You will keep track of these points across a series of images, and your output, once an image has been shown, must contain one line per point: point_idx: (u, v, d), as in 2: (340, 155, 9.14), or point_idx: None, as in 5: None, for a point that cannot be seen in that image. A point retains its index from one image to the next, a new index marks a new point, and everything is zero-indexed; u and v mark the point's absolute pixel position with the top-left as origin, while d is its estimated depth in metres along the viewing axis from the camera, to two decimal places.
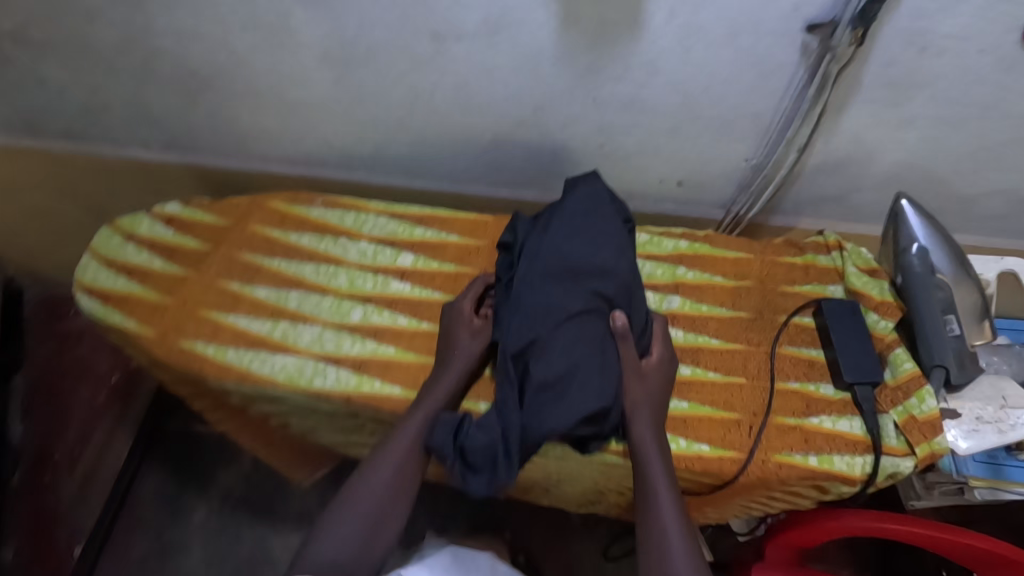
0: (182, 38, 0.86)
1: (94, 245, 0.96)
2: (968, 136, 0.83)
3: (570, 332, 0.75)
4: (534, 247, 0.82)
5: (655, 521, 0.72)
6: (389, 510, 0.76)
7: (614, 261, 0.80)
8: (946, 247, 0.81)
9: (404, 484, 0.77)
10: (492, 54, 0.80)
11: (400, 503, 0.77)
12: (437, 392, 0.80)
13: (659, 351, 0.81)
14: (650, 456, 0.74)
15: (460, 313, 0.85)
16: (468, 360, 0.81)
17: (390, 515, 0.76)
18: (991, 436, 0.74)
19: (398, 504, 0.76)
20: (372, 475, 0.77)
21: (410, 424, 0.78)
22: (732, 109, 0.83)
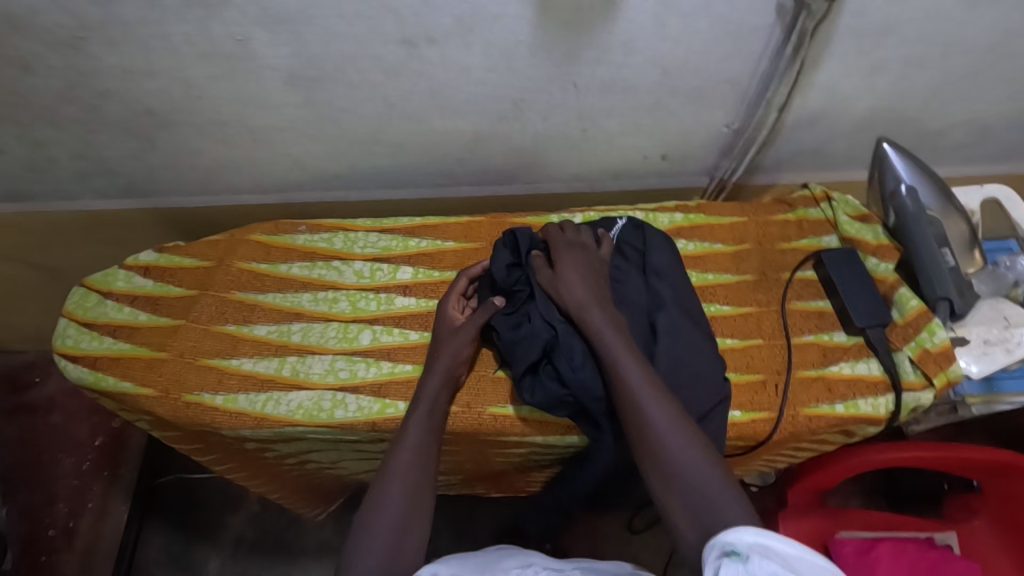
0: (132, 76, 0.81)
1: (68, 309, 0.90)
2: (934, 74, 0.86)
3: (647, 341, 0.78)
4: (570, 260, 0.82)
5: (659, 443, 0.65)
6: (415, 501, 0.68)
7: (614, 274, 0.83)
8: (931, 183, 0.86)
9: (421, 474, 0.70)
10: (467, 53, 0.78)
11: (424, 495, 0.69)
12: (436, 380, 0.77)
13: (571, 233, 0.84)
14: (615, 346, 0.72)
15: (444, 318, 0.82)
16: (461, 348, 0.79)
17: (417, 507, 0.68)
18: (1000, 357, 0.82)
19: (422, 497, 0.68)
20: (389, 477, 0.69)
21: (416, 413, 0.74)
22: (710, 79, 0.84)
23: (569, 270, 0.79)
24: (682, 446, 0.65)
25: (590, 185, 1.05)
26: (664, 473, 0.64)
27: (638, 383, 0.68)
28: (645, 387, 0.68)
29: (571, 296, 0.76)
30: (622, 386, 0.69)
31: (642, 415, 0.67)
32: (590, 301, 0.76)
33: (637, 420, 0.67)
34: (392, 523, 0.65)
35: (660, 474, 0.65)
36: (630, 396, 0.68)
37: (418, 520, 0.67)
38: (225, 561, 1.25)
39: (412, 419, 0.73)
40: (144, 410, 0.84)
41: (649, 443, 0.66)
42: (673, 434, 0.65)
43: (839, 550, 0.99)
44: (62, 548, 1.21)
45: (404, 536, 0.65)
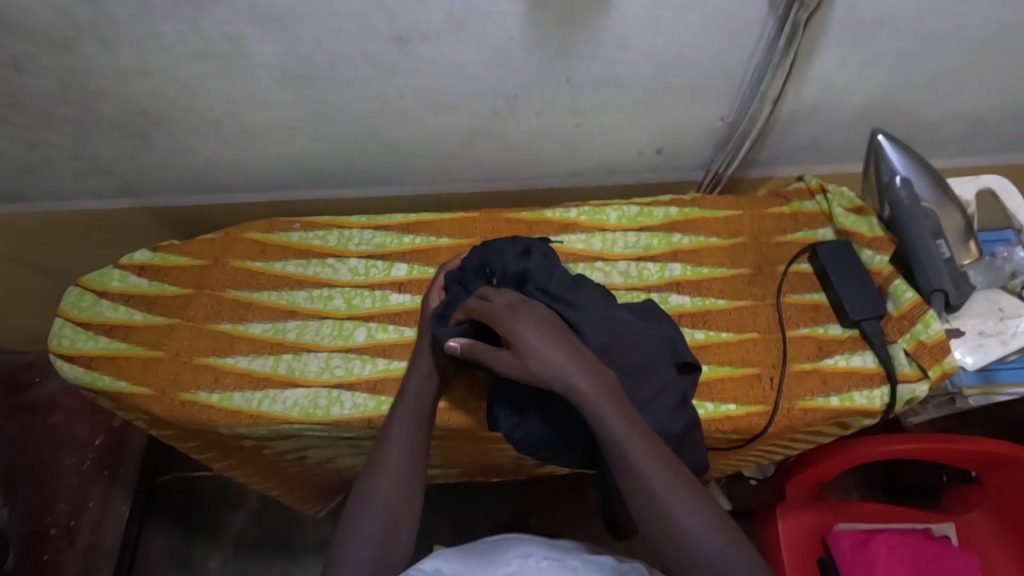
0: (124, 76, 0.81)
1: (64, 309, 0.90)
2: (928, 66, 0.85)
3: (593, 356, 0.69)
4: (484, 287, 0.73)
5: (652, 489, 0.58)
6: (406, 493, 0.65)
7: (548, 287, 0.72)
8: (927, 175, 0.86)
9: (414, 468, 0.67)
10: (459, 50, 0.78)
11: (416, 488, 0.66)
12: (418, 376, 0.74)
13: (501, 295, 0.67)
14: (610, 415, 0.59)
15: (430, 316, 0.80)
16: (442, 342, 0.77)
17: (408, 499, 0.64)
18: (996, 348, 0.82)
19: (412, 493, 0.65)
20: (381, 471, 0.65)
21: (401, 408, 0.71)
22: (704, 73, 0.84)
23: (533, 331, 0.63)
24: (700, 528, 0.56)
25: (585, 180, 1.05)
26: (681, 558, 0.56)
27: (647, 462, 0.58)
28: (652, 464, 0.58)
29: (545, 351, 0.62)
30: (626, 469, 0.58)
31: (653, 498, 0.57)
32: (564, 361, 0.61)
33: (644, 503, 0.58)
34: (382, 514, 0.62)
35: (677, 558, 0.57)
36: (636, 478, 0.58)
37: (409, 513, 0.64)
38: (225, 559, 1.26)
39: (400, 413, 0.71)
40: (140, 409, 0.84)
41: (664, 529, 0.57)
42: (687, 515, 0.57)
43: (839, 544, 0.98)
44: (63, 549, 1.21)
45: (390, 534, 0.62)
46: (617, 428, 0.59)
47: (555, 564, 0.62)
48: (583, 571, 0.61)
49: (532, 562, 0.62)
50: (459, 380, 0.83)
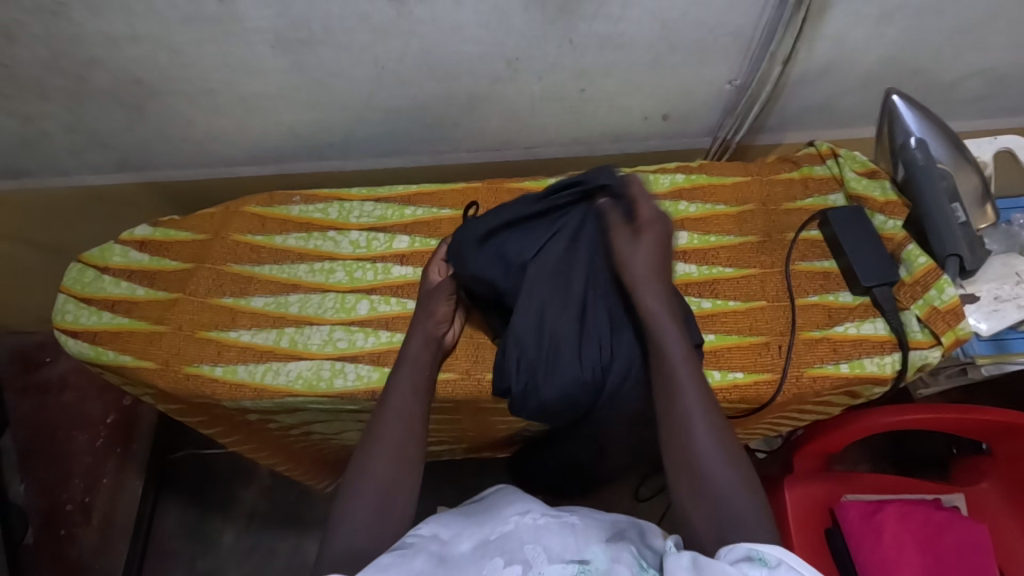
0: (116, 44, 0.79)
1: (67, 284, 0.90)
2: (946, 21, 0.82)
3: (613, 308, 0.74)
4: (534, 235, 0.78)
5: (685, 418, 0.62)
6: (404, 459, 0.64)
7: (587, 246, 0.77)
8: (942, 134, 0.84)
9: (410, 436, 0.66)
10: (457, 10, 0.75)
11: (413, 454, 0.65)
12: (417, 340, 0.76)
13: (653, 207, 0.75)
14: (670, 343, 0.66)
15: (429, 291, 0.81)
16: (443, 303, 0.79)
17: (406, 463, 0.64)
18: (1011, 314, 0.80)
19: (411, 458, 0.64)
20: (376, 436, 0.65)
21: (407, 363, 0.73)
22: (711, 31, 0.81)
23: (630, 245, 0.72)
24: (719, 464, 0.58)
25: (589, 148, 1.03)
26: (694, 482, 0.59)
27: (687, 389, 0.63)
28: (692, 393, 0.63)
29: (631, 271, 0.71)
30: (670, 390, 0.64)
31: (681, 418, 0.62)
32: (645, 280, 0.71)
33: (675, 424, 0.62)
34: (379, 481, 0.61)
35: (688, 482, 0.59)
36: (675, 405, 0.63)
37: (406, 478, 0.63)
38: (238, 533, 1.27)
39: (404, 372, 0.72)
40: (145, 382, 0.84)
41: (682, 453, 0.60)
42: (712, 450, 0.59)
43: (844, 515, 0.98)
44: (80, 522, 1.23)
45: (389, 494, 0.61)
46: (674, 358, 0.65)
47: (553, 521, 0.59)
48: (582, 530, 0.58)
49: (529, 519, 0.59)
50: (459, 351, 0.82)
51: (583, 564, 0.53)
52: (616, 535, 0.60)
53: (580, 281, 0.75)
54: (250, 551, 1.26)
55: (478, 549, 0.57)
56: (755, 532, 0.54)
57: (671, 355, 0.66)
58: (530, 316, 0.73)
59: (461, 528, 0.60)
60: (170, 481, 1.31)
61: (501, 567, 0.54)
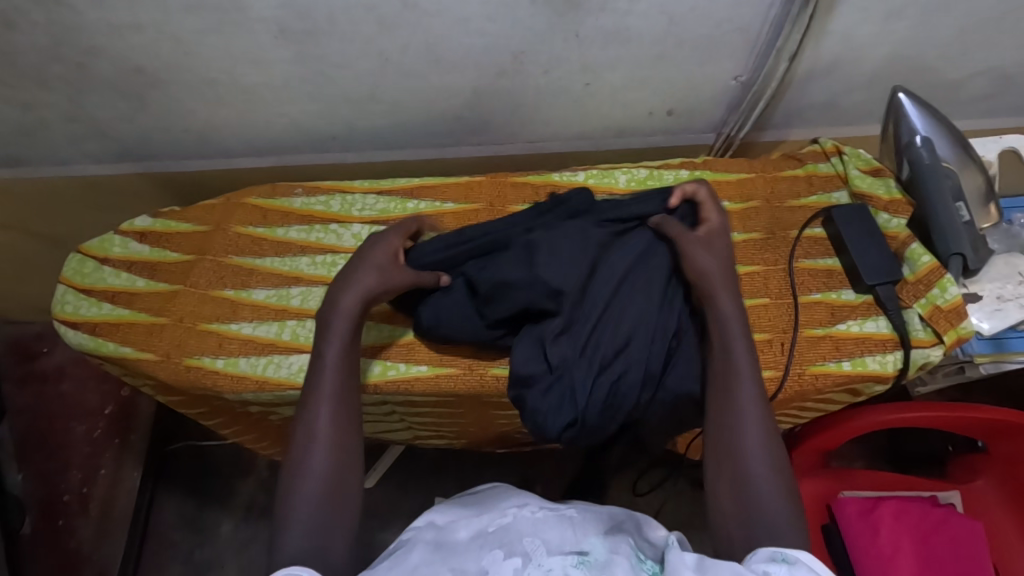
0: (118, 32, 0.78)
1: (66, 275, 0.89)
2: (955, 18, 0.81)
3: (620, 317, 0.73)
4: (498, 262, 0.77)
5: (733, 411, 0.61)
6: (346, 451, 0.60)
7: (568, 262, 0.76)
8: (948, 133, 0.84)
9: (349, 424, 0.62)
10: (463, 3, 0.75)
11: (353, 448, 0.61)
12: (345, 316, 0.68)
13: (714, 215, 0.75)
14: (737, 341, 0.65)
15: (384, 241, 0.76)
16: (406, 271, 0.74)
17: (347, 457, 0.60)
18: (1015, 313, 0.80)
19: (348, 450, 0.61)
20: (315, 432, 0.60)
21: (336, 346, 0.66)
22: (718, 27, 0.81)
23: (704, 250, 0.71)
24: (762, 467, 0.58)
25: (592, 144, 1.02)
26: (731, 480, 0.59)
27: (745, 384, 0.62)
28: (753, 399, 0.62)
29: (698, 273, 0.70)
30: (730, 387, 0.63)
31: (731, 411, 0.62)
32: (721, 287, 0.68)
33: (728, 425, 0.61)
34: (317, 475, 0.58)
35: (726, 476, 0.59)
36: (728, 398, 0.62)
37: (345, 472, 0.60)
38: (236, 524, 1.27)
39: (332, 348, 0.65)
40: (146, 374, 0.84)
41: (731, 452, 0.60)
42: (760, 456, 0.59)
43: (842, 511, 0.98)
44: (78, 514, 1.23)
45: (331, 494, 0.58)
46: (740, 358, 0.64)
47: (551, 514, 0.60)
48: (580, 523, 0.59)
49: (527, 512, 0.60)
50: (460, 349, 0.82)
51: (582, 555, 0.54)
52: (614, 528, 0.60)
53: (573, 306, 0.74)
54: (248, 543, 1.26)
55: (476, 540, 0.58)
56: (787, 538, 0.54)
57: (738, 358, 0.64)
58: (573, 343, 0.73)
59: (464, 515, 0.62)
60: (168, 475, 1.30)
61: (500, 560, 0.55)
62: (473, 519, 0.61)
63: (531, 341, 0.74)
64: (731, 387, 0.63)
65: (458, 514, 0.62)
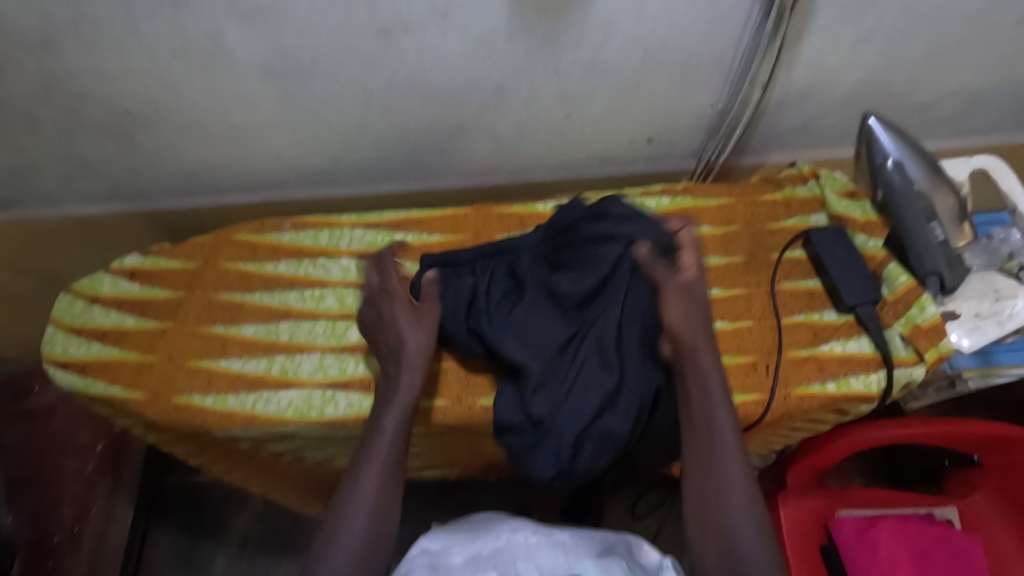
0: (108, 77, 0.80)
1: (56, 315, 0.90)
2: (919, 44, 0.85)
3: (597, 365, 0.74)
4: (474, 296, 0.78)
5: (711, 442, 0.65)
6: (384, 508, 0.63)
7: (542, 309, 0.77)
8: (919, 155, 0.86)
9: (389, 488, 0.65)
10: (444, 42, 0.77)
11: (394, 502, 0.65)
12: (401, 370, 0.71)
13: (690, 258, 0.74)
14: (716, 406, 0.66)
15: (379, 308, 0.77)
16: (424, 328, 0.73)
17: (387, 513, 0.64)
18: (992, 330, 0.82)
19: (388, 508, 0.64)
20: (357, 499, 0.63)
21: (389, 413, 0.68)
22: (691, 58, 0.83)
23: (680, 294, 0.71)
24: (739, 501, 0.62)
25: (575, 172, 1.04)
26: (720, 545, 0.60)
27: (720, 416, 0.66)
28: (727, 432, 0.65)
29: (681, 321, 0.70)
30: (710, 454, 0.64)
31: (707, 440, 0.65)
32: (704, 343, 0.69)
33: (712, 491, 0.63)
34: (359, 532, 0.61)
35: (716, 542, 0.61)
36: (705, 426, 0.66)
37: (390, 528, 0.63)
38: (229, 562, 1.26)
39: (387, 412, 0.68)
40: (135, 413, 0.84)
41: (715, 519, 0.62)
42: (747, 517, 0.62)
43: (839, 532, 0.98)
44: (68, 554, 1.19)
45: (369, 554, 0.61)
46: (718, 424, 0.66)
47: (545, 539, 0.62)
48: (573, 546, 0.61)
49: (520, 537, 0.62)
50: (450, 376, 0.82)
51: None
52: (605, 552, 0.61)
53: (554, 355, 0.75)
54: None
55: (471, 563, 0.60)
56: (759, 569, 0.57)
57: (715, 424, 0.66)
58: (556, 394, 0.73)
59: (457, 541, 0.64)
60: (161, 510, 1.31)
61: None
62: (467, 544, 0.63)
63: (513, 391, 0.76)
64: (707, 423, 0.66)
65: (450, 539, 0.65)
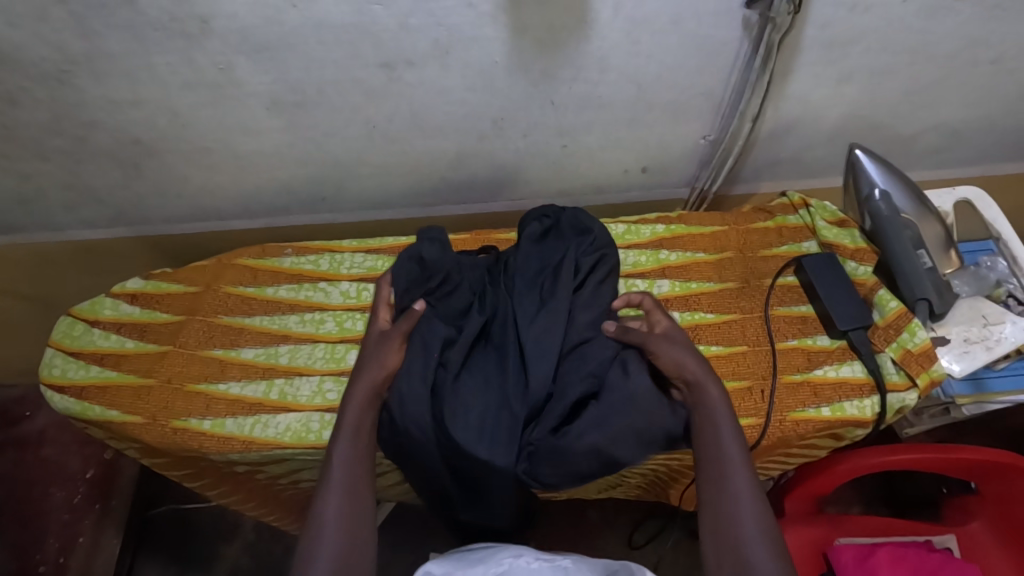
0: (119, 107, 0.82)
1: (55, 338, 0.90)
2: (901, 81, 0.88)
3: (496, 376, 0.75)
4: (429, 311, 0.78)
5: (727, 468, 0.63)
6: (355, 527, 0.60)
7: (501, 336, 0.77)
8: (904, 186, 0.89)
9: (359, 504, 0.62)
10: (445, 75, 0.80)
11: (365, 527, 0.61)
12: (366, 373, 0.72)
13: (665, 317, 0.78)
14: (726, 436, 0.66)
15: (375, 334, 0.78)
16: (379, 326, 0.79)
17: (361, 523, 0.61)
18: (981, 355, 0.83)
19: (362, 527, 0.60)
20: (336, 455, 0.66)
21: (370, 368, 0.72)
22: (683, 93, 0.86)
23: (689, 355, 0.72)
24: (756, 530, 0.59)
25: (573, 200, 1.07)
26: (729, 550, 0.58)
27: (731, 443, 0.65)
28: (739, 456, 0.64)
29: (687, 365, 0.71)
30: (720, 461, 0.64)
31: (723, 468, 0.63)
32: (705, 377, 0.70)
33: (725, 512, 0.60)
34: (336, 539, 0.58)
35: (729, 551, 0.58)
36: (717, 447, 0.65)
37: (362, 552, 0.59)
38: None
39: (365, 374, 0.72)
40: (131, 438, 0.84)
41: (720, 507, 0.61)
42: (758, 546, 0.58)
43: (838, 559, 0.97)
44: None
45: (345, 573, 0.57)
46: (728, 446, 0.64)
47: (546, 565, 0.66)
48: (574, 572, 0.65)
49: (523, 562, 0.65)
50: None
51: None
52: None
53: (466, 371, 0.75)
54: None
55: None
56: None
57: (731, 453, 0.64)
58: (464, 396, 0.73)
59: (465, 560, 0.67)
60: (150, 541, 1.27)
61: None
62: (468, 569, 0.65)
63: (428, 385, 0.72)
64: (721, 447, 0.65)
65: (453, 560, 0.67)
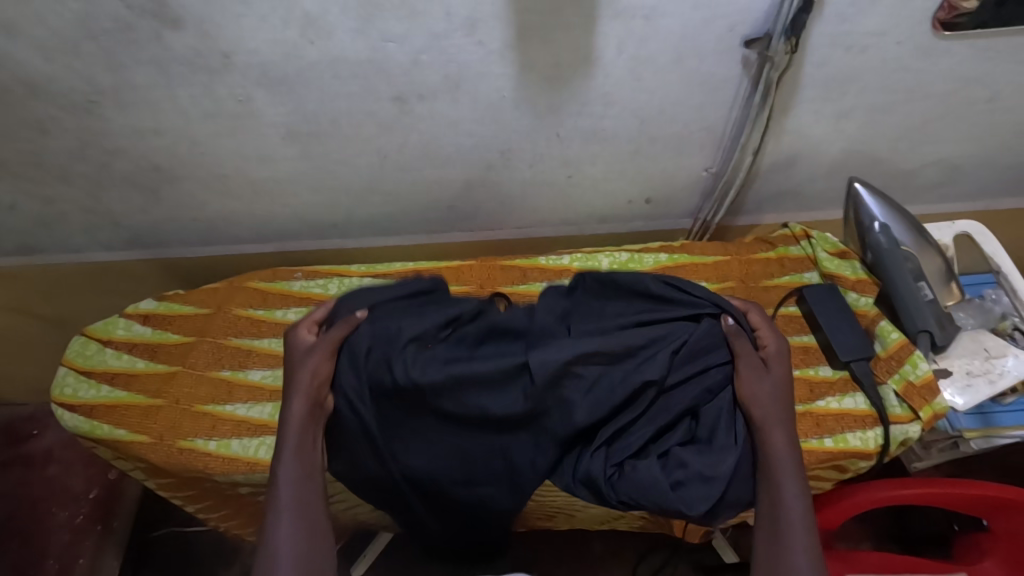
0: (142, 136, 0.86)
1: (68, 357, 0.92)
2: (899, 118, 0.90)
3: (501, 391, 0.70)
4: (407, 318, 0.74)
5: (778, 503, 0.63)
6: (311, 527, 0.61)
7: (503, 347, 0.73)
8: (904, 220, 0.90)
9: (313, 501, 0.63)
10: (454, 108, 0.83)
11: (324, 527, 0.61)
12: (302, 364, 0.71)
13: (772, 343, 0.75)
14: (786, 473, 0.65)
15: (298, 344, 0.74)
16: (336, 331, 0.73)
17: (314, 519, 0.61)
18: (984, 388, 0.83)
19: (316, 524, 0.61)
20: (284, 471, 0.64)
21: (301, 374, 0.70)
22: (685, 127, 0.89)
23: (760, 383, 0.71)
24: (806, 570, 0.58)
25: (577, 229, 1.09)
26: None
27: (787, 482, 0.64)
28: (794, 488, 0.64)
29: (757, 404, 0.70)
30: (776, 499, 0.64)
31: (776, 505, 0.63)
32: (773, 419, 0.69)
33: (779, 542, 0.61)
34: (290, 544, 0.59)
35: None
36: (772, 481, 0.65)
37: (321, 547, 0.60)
38: None
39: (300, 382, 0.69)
40: (137, 457, 0.85)
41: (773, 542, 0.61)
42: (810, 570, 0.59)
43: None
44: None
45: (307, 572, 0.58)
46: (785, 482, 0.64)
47: None
48: None
49: None
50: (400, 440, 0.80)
51: None
52: None
53: (464, 380, 0.69)
54: None
55: None
56: None
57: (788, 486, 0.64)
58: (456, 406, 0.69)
59: None
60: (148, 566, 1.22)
61: None
62: None
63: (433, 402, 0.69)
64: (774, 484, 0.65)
65: None
